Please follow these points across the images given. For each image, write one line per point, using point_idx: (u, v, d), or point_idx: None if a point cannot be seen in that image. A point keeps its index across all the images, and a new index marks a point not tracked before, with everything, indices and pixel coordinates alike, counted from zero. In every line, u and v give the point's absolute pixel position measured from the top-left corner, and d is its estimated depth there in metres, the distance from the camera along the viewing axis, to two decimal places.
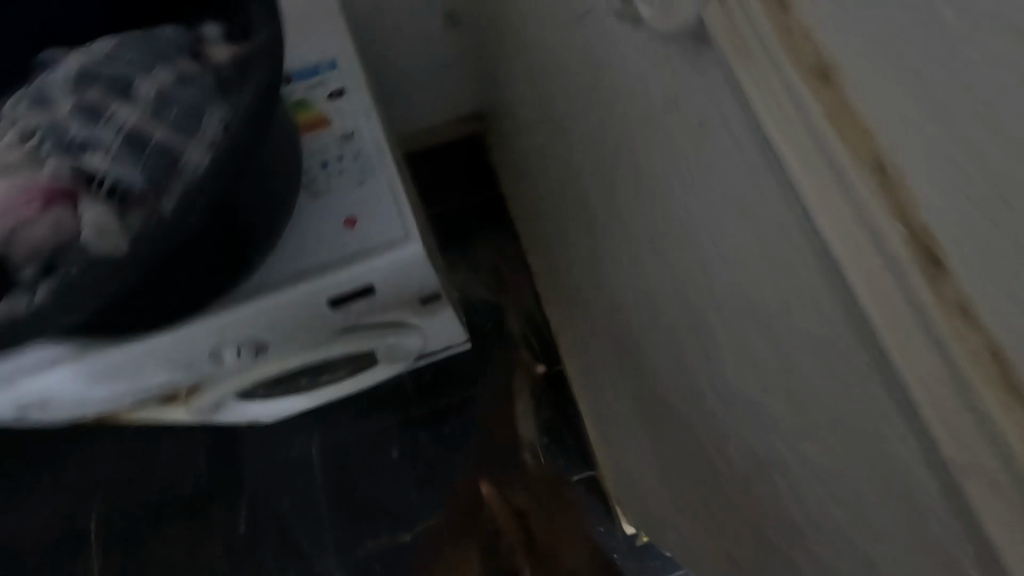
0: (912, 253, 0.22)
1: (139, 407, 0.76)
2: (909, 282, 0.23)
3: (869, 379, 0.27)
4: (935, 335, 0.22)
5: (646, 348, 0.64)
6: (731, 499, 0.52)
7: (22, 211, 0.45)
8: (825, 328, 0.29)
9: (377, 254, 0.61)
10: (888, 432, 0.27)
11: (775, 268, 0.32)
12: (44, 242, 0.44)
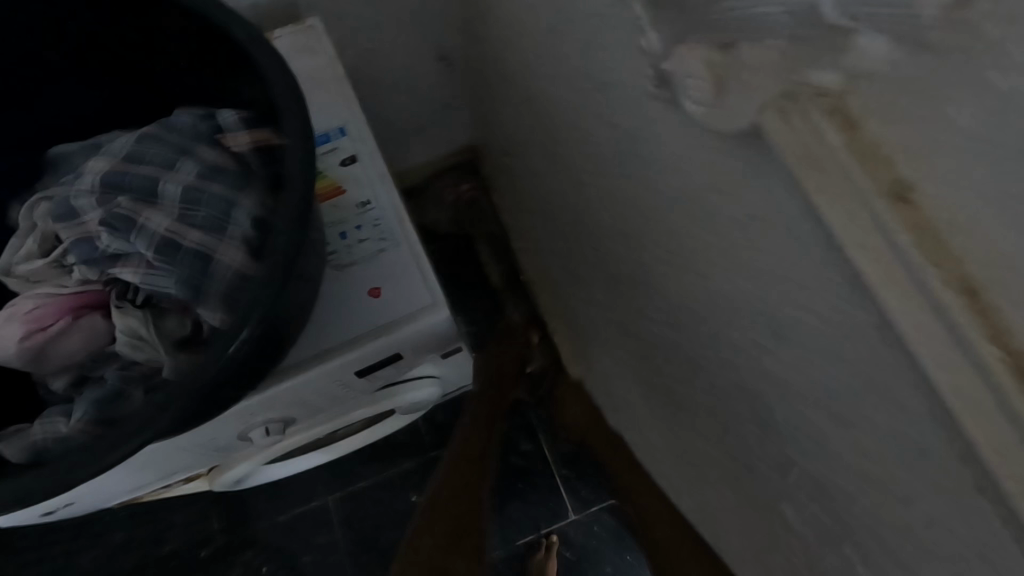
0: (1013, 376, 0.22)
1: (163, 488, 0.74)
2: (1013, 400, 0.22)
3: (962, 478, 0.27)
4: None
5: (679, 399, 0.65)
6: (763, 542, 0.54)
7: (50, 326, 0.44)
8: (909, 422, 0.29)
9: (406, 324, 0.60)
10: (986, 530, 0.27)
11: (841, 358, 0.33)
12: (76, 354, 0.44)
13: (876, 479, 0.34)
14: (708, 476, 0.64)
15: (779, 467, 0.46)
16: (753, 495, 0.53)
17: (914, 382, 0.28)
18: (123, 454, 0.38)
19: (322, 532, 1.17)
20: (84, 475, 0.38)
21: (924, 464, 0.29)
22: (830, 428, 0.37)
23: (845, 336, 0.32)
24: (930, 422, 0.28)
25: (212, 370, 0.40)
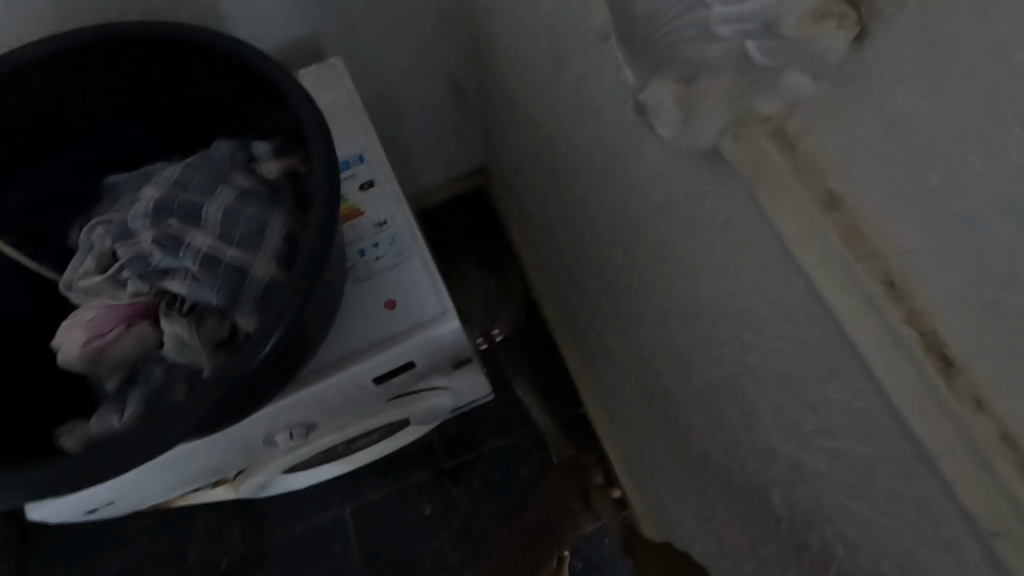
0: (929, 355, 0.27)
1: (192, 492, 0.79)
2: (928, 373, 0.26)
3: (902, 443, 0.32)
4: (961, 423, 0.26)
5: (675, 400, 0.68)
6: (756, 531, 0.57)
7: (103, 332, 0.49)
8: (860, 401, 0.34)
9: (418, 333, 0.65)
10: (926, 489, 0.31)
11: (804, 347, 0.37)
12: (127, 357, 0.50)
13: (842, 456, 0.38)
14: (705, 472, 0.67)
15: (764, 457, 0.50)
16: (745, 487, 0.57)
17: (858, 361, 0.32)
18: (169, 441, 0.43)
19: (338, 543, 1.21)
20: (131, 461, 0.43)
21: (877, 438, 0.34)
22: (803, 414, 0.41)
23: (805, 327, 0.36)
24: (877, 398, 0.32)
25: (244, 372, 0.45)
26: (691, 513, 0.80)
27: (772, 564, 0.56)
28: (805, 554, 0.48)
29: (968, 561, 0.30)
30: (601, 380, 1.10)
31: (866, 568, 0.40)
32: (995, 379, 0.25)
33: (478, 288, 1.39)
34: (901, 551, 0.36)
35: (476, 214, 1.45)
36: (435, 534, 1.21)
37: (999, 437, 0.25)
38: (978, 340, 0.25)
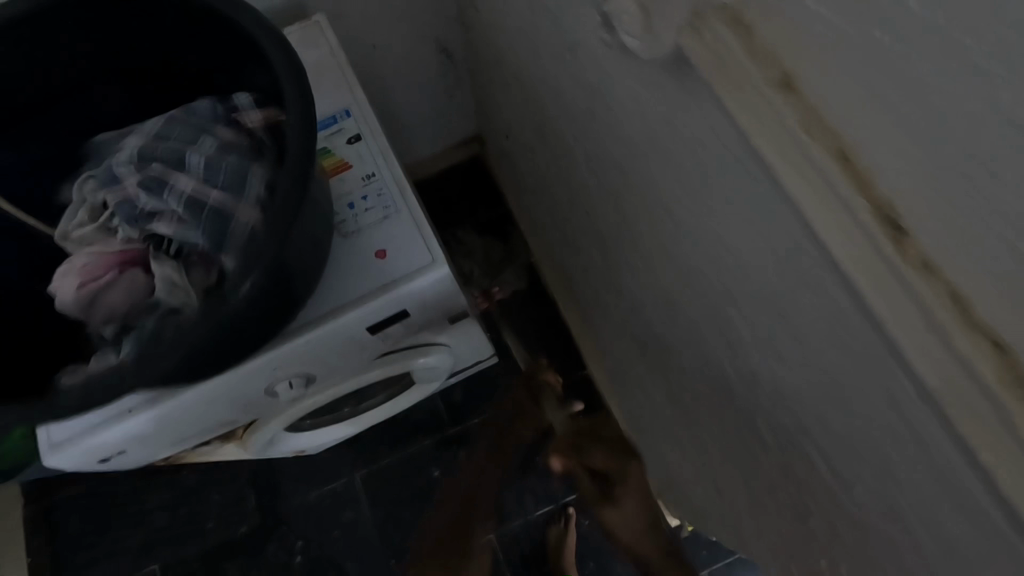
0: (879, 223, 0.27)
1: (201, 449, 0.81)
2: (880, 243, 0.27)
3: (870, 339, 0.31)
4: (908, 288, 0.26)
5: (666, 345, 0.69)
6: (746, 465, 0.58)
7: (97, 277, 0.50)
8: (830, 303, 0.34)
9: (408, 281, 0.66)
10: (896, 385, 0.31)
11: (776, 253, 0.37)
12: (121, 301, 0.50)
13: (818, 366, 0.38)
14: (696, 414, 0.69)
15: (747, 384, 0.50)
16: (733, 423, 0.58)
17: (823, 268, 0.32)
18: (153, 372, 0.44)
19: (351, 509, 1.33)
20: (126, 391, 0.45)
21: (848, 340, 0.33)
22: (778, 331, 0.41)
23: (777, 231, 0.36)
24: (842, 294, 0.32)
25: (230, 305, 0.47)
26: (687, 459, 0.82)
27: (764, 497, 0.57)
28: (792, 480, 0.49)
29: (935, 452, 0.30)
30: (598, 339, 1.13)
31: (844, 479, 0.41)
32: (942, 238, 0.25)
33: (474, 263, 1.49)
34: (877, 459, 0.36)
35: (473, 188, 1.55)
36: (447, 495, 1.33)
37: (951, 298, 0.25)
38: (926, 199, 0.25)
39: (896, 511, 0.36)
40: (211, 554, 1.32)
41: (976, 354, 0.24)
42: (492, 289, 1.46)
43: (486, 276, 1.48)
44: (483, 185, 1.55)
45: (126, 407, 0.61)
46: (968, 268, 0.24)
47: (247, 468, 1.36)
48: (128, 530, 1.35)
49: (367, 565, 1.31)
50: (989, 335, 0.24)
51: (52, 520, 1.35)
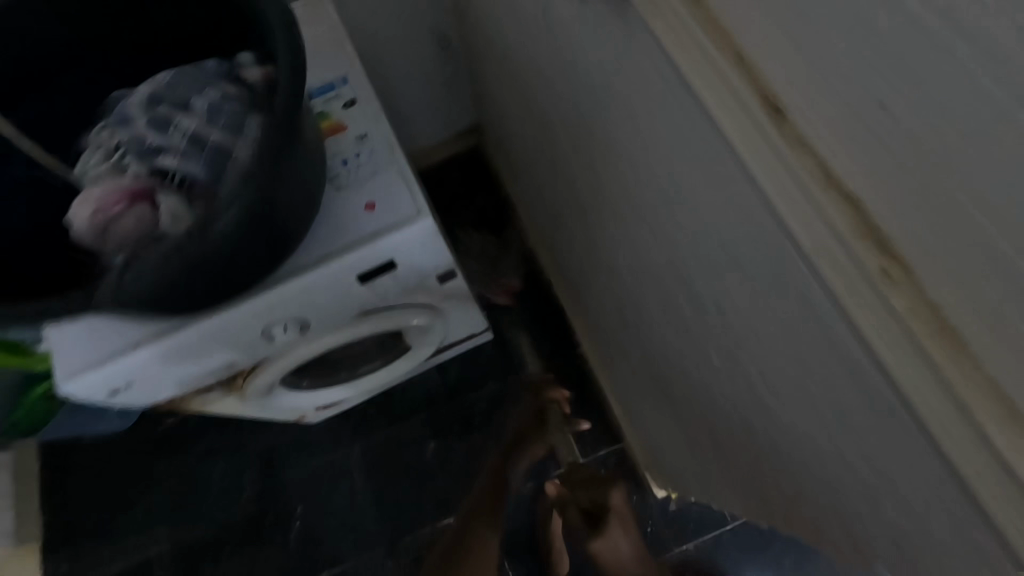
0: (765, 109, 0.36)
1: (203, 399, 0.86)
2: (766, 123, 0.36)
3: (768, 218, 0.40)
4: (785, 157, 0.36)
5: (640, 292, 0.75)
6: (719, 391, 0.64)
7: (110, 210, 0.55)
8: (744, 193, 0.41)
9: (395, 230, 0.70)
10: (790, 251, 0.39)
11: (705, 162, 0.45)
12: (130, 232, 0.55)
13: (742, 258, 0.46)
14: (671, 358, 0.74)
15: (698, 307, 0.55)
16: (700, 348, 0.64)
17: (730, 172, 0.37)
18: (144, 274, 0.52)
19: (350, 478, 1.38)
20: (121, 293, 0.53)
21: (760, 223, 0.41)
22: (715, 236, 0.48)
23: (702, 141, 0.44)
24: (747, 185, 0.41)
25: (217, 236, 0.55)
26: (670, 408, 0.87)
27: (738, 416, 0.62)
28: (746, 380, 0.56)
29: (820, 299, 0.38)
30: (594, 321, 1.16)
31: (779, 360, 0.48)
32: (808, 111, 0.34)
33: (486, 258, 1.52)
34: (794, 327, 0.43)
35: (473, 176, 1.62)
36: (443, 466, 1.37)
37: (815, 159, 0.34)
38: (792, 86, 0.34)
39: (810, 370, 0.44)
40: (215, 520, 1.37)
41: (827, 197, 0.34)
42: (505, 283, 1.48)
43: (497, 270, 1.50)
44: (482, 172, 1.61)
45: (133, 339, 0.67)
46: (819, 134, 0.33)
47: (252, 439, 1.42)
48: (137, 496, 1.40)
49: (364, 534, 1.34)
50: (835, 181, 0.33)
51: (65, 487, 1.41)
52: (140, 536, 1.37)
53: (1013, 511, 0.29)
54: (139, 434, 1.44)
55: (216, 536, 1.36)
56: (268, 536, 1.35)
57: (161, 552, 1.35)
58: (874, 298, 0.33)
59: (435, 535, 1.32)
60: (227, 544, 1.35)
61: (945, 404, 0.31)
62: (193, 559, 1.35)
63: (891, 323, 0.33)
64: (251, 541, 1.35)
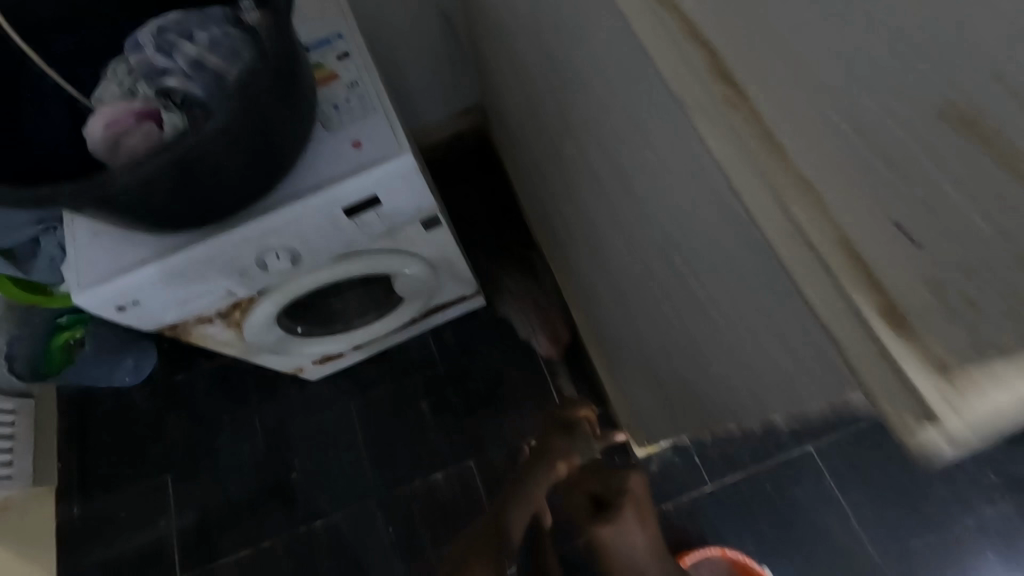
0: None
1: (205, 331, 0.93)
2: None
3: (663, 104, 0.40)
4: (664, 17, 0.35)
5: (604, 233, 0.79)
6: (660, 318, 0.67)
7: (122, 122, 0.62)
8: (644, 88, 0.42)
9: (378, 165, 0.77)
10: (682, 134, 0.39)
11: (620, 67, 0.46)
12: (135, 142, 0.62)
13: (655, 162, 0.46)
14: (632, 295, 0.78)
15: (640, 225, 0.59)
16: (645, 279, 0.66)
17: (635, 60, 0.42)
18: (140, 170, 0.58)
19: (345, 434, 1.45)
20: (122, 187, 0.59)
21: (658, 114, 0.41)
22: (635, 147, 0.50)
23: (615, 45, 0.45)
24: (647, 72, 0.40)
25: (209, 140, 0.61)
26: (638, 354, 0.90)
27: (672, 341, 0.65)
28: (670, 300, 0.59)
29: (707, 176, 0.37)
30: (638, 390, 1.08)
31: (685, 262, 0.50)
32: None
33: (536, 304, 1.48)
34: (689, 225, 0.44)
35: (472, 153, 1.67)
36: (432, 426, 1.42)
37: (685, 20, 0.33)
38: None
39: (710, 269, 0.44)
40: (216, 469, 1.45)
41: (699, 52, 0.33)
42: (558, 332, 1.45)
43: (550, 318, 1.47)
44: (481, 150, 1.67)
45: (142, 256, 0.75)
46: None
47: (255, 395, 1.50)
48: (145, 442, 1.49)
49: (355, 487, 1.40)
50: (702, 35, 0.32)
51: (82, 432, 1.51)
52: (147, 481, 1.45)
53: (882, 372, 0.26)
54: (150, 389, 1.53)
55: (217, 484, 1.43)
56: (266, 486, 1.42)
57: (165, 496, 1.44)
58: (738, 152, 0.31)
59: (422, 491, 1.38)
60: (226, 492, 1.42)
61: (799, 246, 0.29)
62: (193, 504, 1.42)
63: (752, 178, 0.30)
64: (250, 487, 1.42)
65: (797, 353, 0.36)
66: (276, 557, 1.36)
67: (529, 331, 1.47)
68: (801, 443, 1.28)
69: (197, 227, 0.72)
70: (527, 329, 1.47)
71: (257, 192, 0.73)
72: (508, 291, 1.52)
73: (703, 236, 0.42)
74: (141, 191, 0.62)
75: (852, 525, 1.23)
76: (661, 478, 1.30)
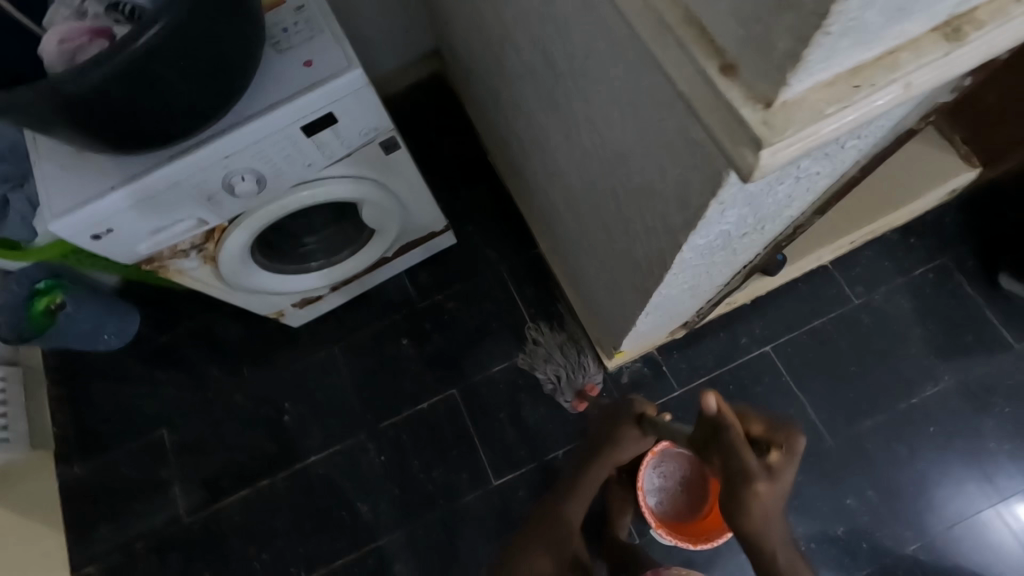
0: None
1: (183, 267, 0.97)
2: None
3: None
4: None
5: (546, 136, 0.84)
6: (598, 200, 0.73)
7: (76, 35, 0.65)
8: None
9: (330, 80, 0.81)
10: None
11: None
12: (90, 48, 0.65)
13: (569, 22, 0.52)
14: (576, 191, 0.83)
15: (569, 105, 0.65)
16: (581, 164, 0.72)
17: None
18: (88, 72, 0.61)
19: (331, 376, 1.51)
20: (72, 89, 0.62)
21: None
22: (555, 17, 0.55)
23: None
24: None
25: (152, 43, 0.62)
26: (591, 256, 0.97)
27: (609, 216, 0.72)
28: (601, 171, 0.65)
29: (603, 12, 0.43)
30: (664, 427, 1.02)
31: (604, 121, 0.55)
32: None
33: (563, 358, 1.43)
34: (603, 73, 0.50)
35: (434, 100, 1.69)
36: (413, 362, 1.49)
37: None
38: None
39: (622, 114, 0.50)
40: (209, 418, 1.50)
41: None
42: (586, 387, 1.40)
43: (576, 370, 1.42)
44: (442, 97, 1.69)
45: (112, 182, 0.78)
46: None
47: (241, 348, 1.55)
48: (137, 400, 1.53)
49: (346, 423, 1.46)
50: None
51: (73, 395, 1.55)
52: (142, 436, 1.50)
53: (723, 118, 0.32)
54: (136, 351, 1.57)
55: (212, 433, 1.49)
56: (260, 430, 1.48)
57: (162, 448, 1.49)
58: None
59: (409, 422, 1.45)
60: (221, 439, 1.48)
61: (663, 33, 0.34)
62: (190, 453, 1.48)
63: None
64: (246, 432, 1.49)
65: (681, 155, 0.43)
66: (277, 494, 1.43)
67: (554, 385, 1.42)
68: (759, 344, 1.38)
69: (161, 143, 0.76)
70: (553, 382, 1.42)
71: (214, 108, 0.76)
72: (533, 340, 1.46)
73: (612, 78, 0.48)
74: (95, 99, 0.64)
75: (808, 412, 1.33)
76: (633, 387, 1.39)
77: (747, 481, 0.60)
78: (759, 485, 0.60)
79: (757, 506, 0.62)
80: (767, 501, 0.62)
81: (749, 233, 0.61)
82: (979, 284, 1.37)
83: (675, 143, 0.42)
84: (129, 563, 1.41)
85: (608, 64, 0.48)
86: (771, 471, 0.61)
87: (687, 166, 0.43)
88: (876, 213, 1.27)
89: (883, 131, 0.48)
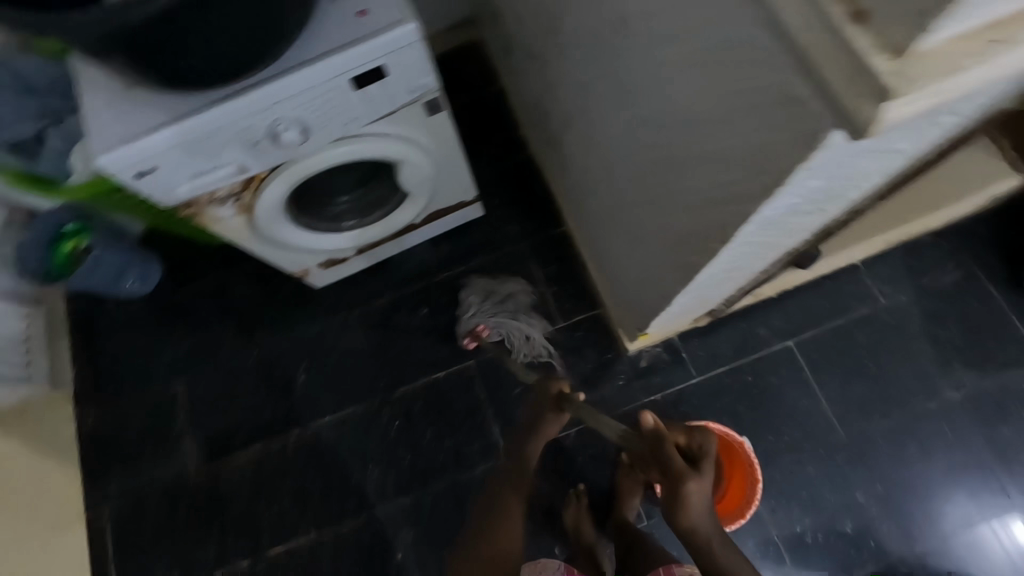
0: None
1: (218, 216, 0.97)
2: None
3: None
4: None
5: (595, 103, 0.83)
6: (649, 172, 0.72)
7: None
8: None
9: (382, 32, 0.79)
10: None
11: None
12: None
13: None
14: (621, 163, 0.82)
15: (631, 70, 0.63)
16: (633, 133, 0.71)
17: None
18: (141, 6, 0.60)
19: (348, 339, 1.51)
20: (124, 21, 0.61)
21: None
22: None
23: None
24: None
25: None
26: (627, 232, 0.96)
27: (659, 188, 0.70)
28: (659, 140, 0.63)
29: None
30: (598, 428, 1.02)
31: (675, 83, 0.54)
32: None
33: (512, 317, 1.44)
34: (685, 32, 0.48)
35: (467, 68, 1.67)
36: (431, 331, 1.49)
37: None
38: None
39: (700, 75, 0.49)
40: (226, 372, 1.51)
41: None
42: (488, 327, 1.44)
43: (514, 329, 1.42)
44: (474, 66, 1.66)
45: (159, 120, 0.78)
46: None
47: (260, 305, 1.55)
48: (154, 349, 1.54)
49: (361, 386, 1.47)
50: None
51: (91, 340, 1.56)
52: (157, 385, 1.51)
53: (843, 70, 0.31)
54: (156, 300, 1.58)
55: (228, 386, 1.50)
56: (275, 387, 1.49)
57: (177, 398, 1.50)
58: None
59: (424, 389, 1.45)
60: (236, 393, 1.49)
61: None
62: (205, 404, 1.49)
63: None
64: (261, 387, 1.50)
65: (771, 115, 0.41)
66: (289, 451, 1.45)
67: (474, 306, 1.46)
68: (780, 337, 1.37)
69: (210, 82, 0.75)
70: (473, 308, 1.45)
71: (266, 51, 0.75)
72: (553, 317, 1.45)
73: (695, 35, 0.47)
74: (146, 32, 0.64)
75: (824, 408, 1.33)
76: (651, 371, 1.38)
77: (680, 478, 0.72)
78: (691, 480, 0.72)
79: (692, 504, 0.72)
80: (701, 497, 0.73)
81: (810, 211, 0.60)
82: (1010, 292, 1.35)
83: (765, 102, 0.41)
84: (141, 507, 1.44)
85: (692, 20, 0.46)
86: (698, 468, 0.74)
87: (776, 128, 0.42)
88: (912, 213, 1.25)
89: (973, 107, 0.46)
